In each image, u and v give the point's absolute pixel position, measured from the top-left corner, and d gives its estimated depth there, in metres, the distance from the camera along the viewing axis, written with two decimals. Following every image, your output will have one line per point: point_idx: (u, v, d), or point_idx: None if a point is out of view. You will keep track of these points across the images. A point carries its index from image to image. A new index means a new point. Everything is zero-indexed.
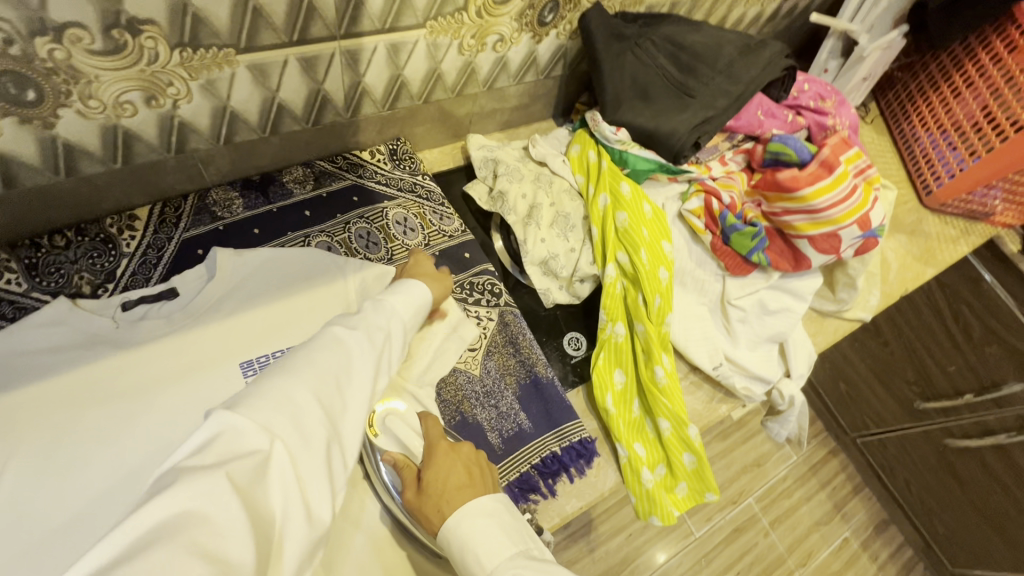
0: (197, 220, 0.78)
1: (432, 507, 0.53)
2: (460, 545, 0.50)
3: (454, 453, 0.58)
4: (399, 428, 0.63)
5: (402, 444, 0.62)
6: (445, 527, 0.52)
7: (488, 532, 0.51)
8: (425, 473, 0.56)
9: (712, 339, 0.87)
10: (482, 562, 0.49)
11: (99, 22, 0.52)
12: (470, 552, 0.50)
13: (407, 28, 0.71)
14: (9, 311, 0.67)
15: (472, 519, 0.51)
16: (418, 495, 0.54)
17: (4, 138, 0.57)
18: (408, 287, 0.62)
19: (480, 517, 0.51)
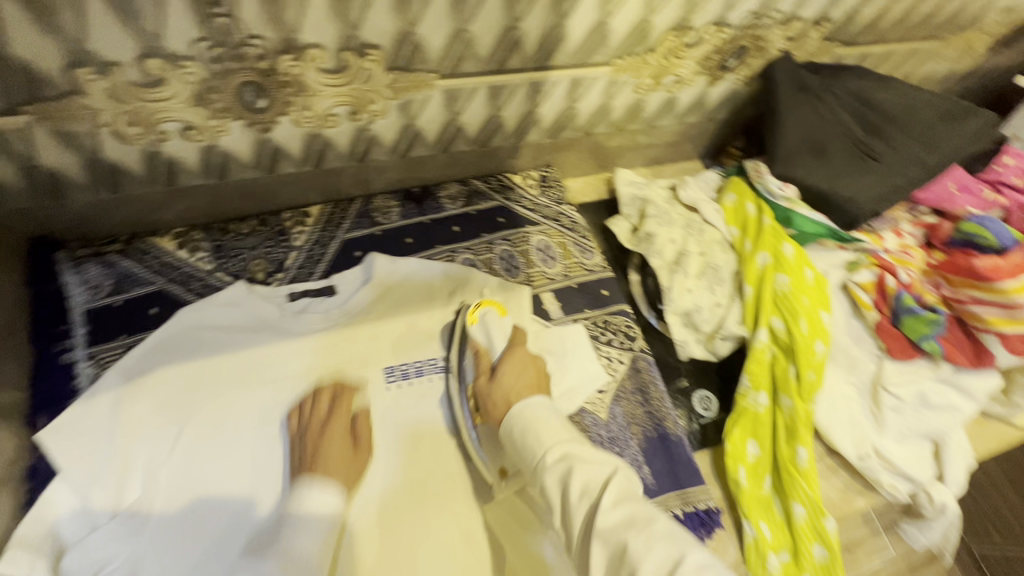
0: (358, 223, 0.82)
1: (498, 397, 0.62)
2: (522, 427, 0.56)
3: (529, 360, 0.65)
4: (492, 325, 0.70)
5: (489, 340, 0.69)
6: (509, 414, 0.58)
7: (547, 420, 0.56)
8: (501, 370, 0.64)
9: (859, 425, 0.79)
10: (540, 439, 0.54)
11: (336, 44, 0.55)
12: (530, 432, 0.55)
13: (595, 64, 0.70)
14: (197, 288, 0.74)
15: (534, 408, 0.57)
16: (489, 383, 0.64)
17: (231, 137, 0.63)
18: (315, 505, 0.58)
19: (538, 406, 0.58)
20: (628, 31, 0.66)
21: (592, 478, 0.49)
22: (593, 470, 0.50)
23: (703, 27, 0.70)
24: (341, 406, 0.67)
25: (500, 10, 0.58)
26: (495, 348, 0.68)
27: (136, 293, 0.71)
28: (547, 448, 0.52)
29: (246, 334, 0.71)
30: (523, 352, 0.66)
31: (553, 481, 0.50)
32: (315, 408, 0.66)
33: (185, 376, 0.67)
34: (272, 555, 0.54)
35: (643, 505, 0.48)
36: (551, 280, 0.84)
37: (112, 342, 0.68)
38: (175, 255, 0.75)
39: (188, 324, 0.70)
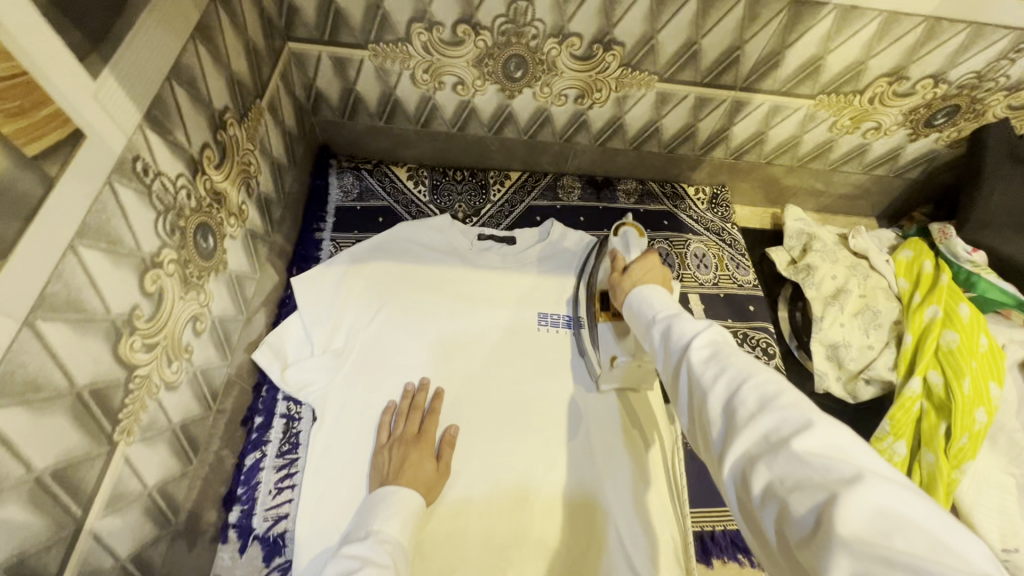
0: (544, 195, 0.96)
1: (622, 286, 0.69)
2: (636, 301, 0.59)
3: (660, 265, 0.69)
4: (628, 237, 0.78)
5: (626, 249, 0.76)
6: (632, 292, 0.61)
7: (664, 296, 0.58)
8: (630, 266, 0.69)
9: (1011, 519, 0.72)
10: (652, 308, 0.56)
11: (592, 36, 0.70)
12: (643, 303, 0.58)
13: (799, 95, 0.77)
14: (414, 212, 0.92)
15: (653, 291, 0.59)
16: (620, 277, 0.70)
17: (483, 97, 0.80)
18: (402, 500, 0.60)
19: (659, 289, 0.59)
20: (842, 68, 0.72)
21: (688, 328, 0.49)
22: (693, 323, 0.49)
23: (919, 79, 0.73)
24: (426, 438, 0.69)
25: (731, 31, 0.68)
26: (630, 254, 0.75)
27: (372, 203, 0.92)
28: (660, 313, 0.54)
29: (442, 254, 0.88)
30: (656, 258, 0.70)
31: (660, 334, 0.51)
32: (406, 424, 0.70)
33: (390, 271, 0.85)
34: (371, 535, 0.56)
35: (733, 348, 0.45)
36: (700, 284, 0.90)
37: (348, 232, 0.89)
38: (405, 184, 0.95)
39: (402, 235, 0.89)
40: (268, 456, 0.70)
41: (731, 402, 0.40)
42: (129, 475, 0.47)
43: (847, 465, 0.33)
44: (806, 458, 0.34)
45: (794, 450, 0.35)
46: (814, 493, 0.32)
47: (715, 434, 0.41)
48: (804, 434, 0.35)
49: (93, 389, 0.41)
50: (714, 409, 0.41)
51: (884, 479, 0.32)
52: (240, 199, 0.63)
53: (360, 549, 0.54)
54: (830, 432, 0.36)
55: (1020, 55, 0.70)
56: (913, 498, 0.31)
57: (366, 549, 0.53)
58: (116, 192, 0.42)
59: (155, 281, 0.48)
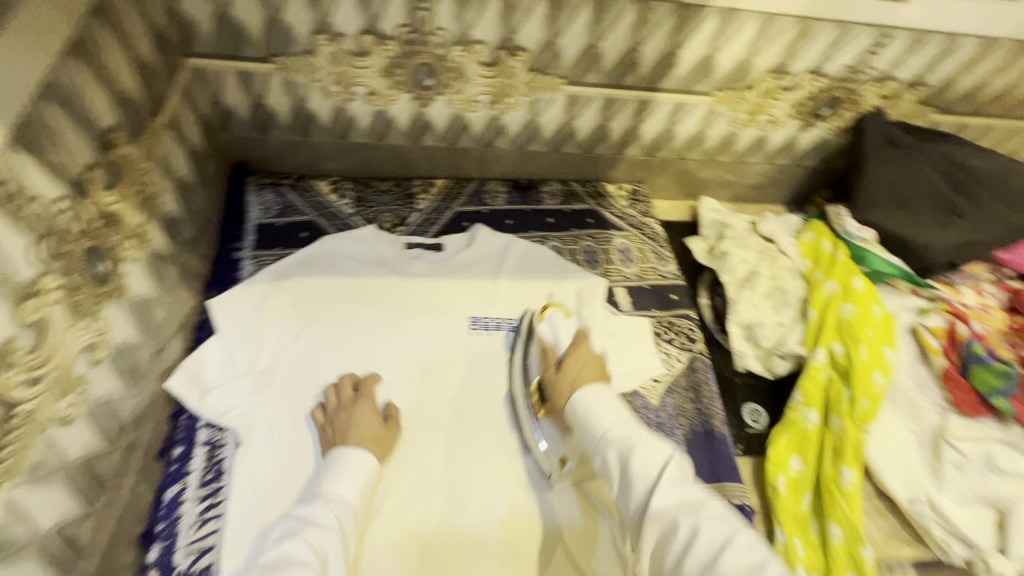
0: (470, 201, 0.97)
1: (564, 385, 0.71)
2: (586, 412, 0.65)
3: (593, 355, 0.74)
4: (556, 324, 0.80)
5: (556, 338, 0.79)
6: (574, 400, 0.68)
7: (608, 405, 0.65)
8: (567, 360, 0.74)
9: (913, 471, 0.79)
10: (600, 424, 0.63)
11: (496, 43, 0.72)
12: (591, 414, 0.64)
13: (698, 93, 0.82)
14: (338, 225, 0.91)
15: (596, 393, 0.67)
16: (557, 373, 0.73)
17: (398, 106, 0.81)
18: (354, 464, 0.65)
19: (601, 393, 0.67)
20: (731, 66, 0.78)
21: (649, 459, 0.57)
22: (653, 457, 0.57)
23: (801, 74, 0.80)
24: (366, 396, 0.72)
25: (627, 34, 0.72)
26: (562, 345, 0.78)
27: (294, 219, 0.90)
28: (608, 428, 0.62)
29: (367, 265, 0.87)
30: (586, 348, 0.75)
31: (615, 459, 0.59)
32: (339, 398, 0.72)
33: (317, 285, 0.83)
34: (321, 496, 0.62)
35: (692, 489, 0.55)
36: (626, 278, 0.93)
37: (270, 250, 0.86)
38: (328, 197, 0.93)
39: (327, 249, 0.87)
40: (189, 487, 0.66)
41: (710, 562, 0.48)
42: (17, 518, 0.44)
43: (759, 554, 0.49)
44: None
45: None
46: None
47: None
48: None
49: None
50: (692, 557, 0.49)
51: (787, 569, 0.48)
52: (139, 220, 0.61)
53: (309, 510, 0.60)
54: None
55: (882, 48, 0.77)
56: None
57: (315, 511, 0.60)
58: None
59: (37, 311, 0.45)
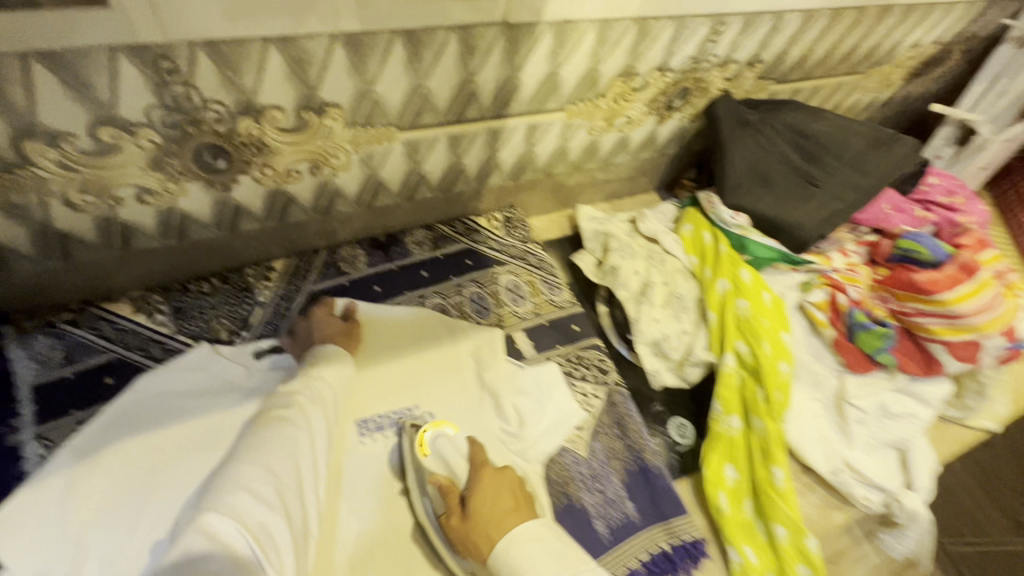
0: (324, 274, 0.81)
1: (480, 535, 0.56)
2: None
3: (501, 483, 0.61)
4: (446, 450, 0.64)
5: (448, 467, 0.64)
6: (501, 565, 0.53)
7: (543, 565, 0.52)
8: (473, 501, 0.58)
9: (829, 440, 0.82)
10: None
11: (295, 105, 0.56)
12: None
13: (549, 110, 0.73)
14: (157, 352, 0.71)
15: (520, 545, 0.53)
16: (463, 521, 0.58)
17: (189, 199, 0.62)
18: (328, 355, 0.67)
19: (532, 544, 0.54)
20: (578, 79, 0.69)
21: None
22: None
23: (649, 73, 0.74)
24: (322, 305, 0.76)
25: (455, 66, 0.60)
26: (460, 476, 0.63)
27: (88, 363, 0.68)
28: None
29: (210, 398, 0.68)
30: (490, 474, 0.62)
31: None
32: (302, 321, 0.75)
33: (143, 448, 0.63)
34: (304, 374, 0.64)
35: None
36: (522, 318, 0.85)
37: (63, 417, 0.64)
38: (132, 321, 0.72)
39: (149, 394, 0.67)
40: None
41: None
42: None
43: None
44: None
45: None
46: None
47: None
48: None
49: None
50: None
51: None
52: None
53: (295, 383, 0.63)
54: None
55: (720, 35, 0.73)
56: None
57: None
58: None
59: None
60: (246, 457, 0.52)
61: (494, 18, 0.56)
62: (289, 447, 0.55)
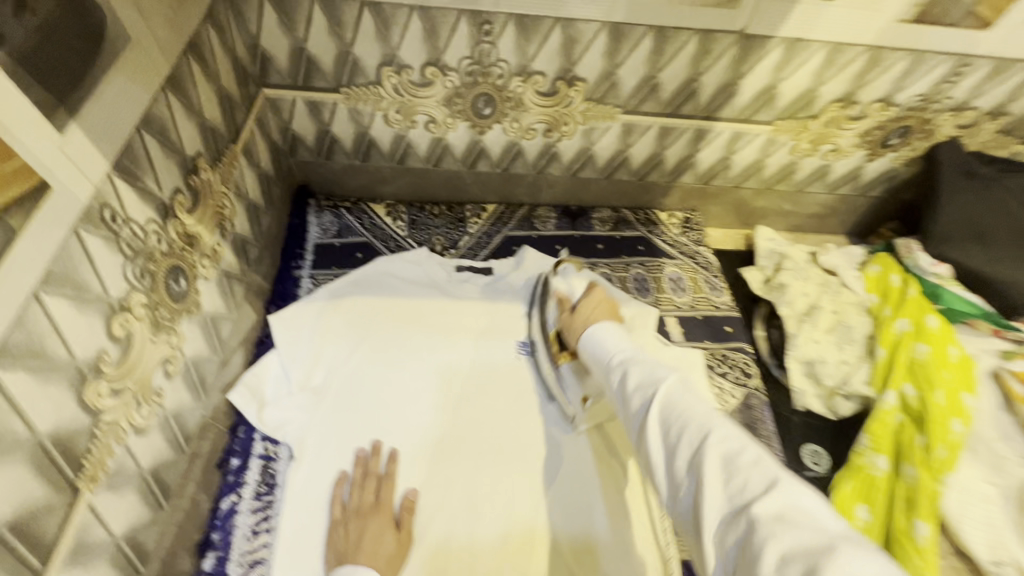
0: (520, 226, 0.97)
1: (575, 325, 0.72)
2: (595, 339, 0.64)
3: (605, 299, 0.75)
4: (570, 275, 0.83)
5: (569, 289, 0.81)
6: (589, 335, 0.66)
7: (616, 334, 0.64)
8: (579, 303, 0.75)
9: (997, 529, 0.72)
10: (608, 346, 0.62)
11: (555, 74, 0.73)
12: (599, 339, 0.63)
13: (759, 122, 0.80)
14: (392, 246, 0.93)
15: (602, 330, 0.65)
16: (569, 317, 0.74)
17: (455, 134, 0.83)
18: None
19: (610, 324, 0.66)
20: (795, 95, 0.76)
21: (646, 378, 0.53)
22: (644, 375, 0.53)
23: (870, 103, 0.77)
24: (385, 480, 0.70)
25: (687, 64, 0.71)
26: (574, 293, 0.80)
27: (351, 240, 0.92)
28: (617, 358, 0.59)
29: (419, 287, 0.89)
30: (597, 292, 0.75)
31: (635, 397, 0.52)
32: (362, 483, 0.70)
33: (366, 307, 0.85)
34: None
35: (688, 398, 0.49)
36: (677, 307, 0.91)
37: (328, 269, 0.89)
38: (382, 219, 0.95)
39: (381, 270, 0.89)
40: (242, 499, 0.69)
41: (696, 459, 0.44)
42: (94, 524, 0.46)
43: (765, 474, 0.40)
44: (768, 514, 0.38)
45: (753, 503, 0.39)
46: (765, 540, 0.36)
47: (660, 467, 0.47)
48: (763, 495, 0.39)
49: (57, 435, 0.41)
50: (684, 478, 0.44)
51: (796, 483, 0.40)
52: (214, 241, 0.64)
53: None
54: (777, 476, 0.40)
55: (961, 77, 0.73)
56: (880, 555, 0.33)
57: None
58: (83, 239, 0.43)
59: (123, 326, 0.48)
60: None
61: (733, 27, 0.67)
62: None
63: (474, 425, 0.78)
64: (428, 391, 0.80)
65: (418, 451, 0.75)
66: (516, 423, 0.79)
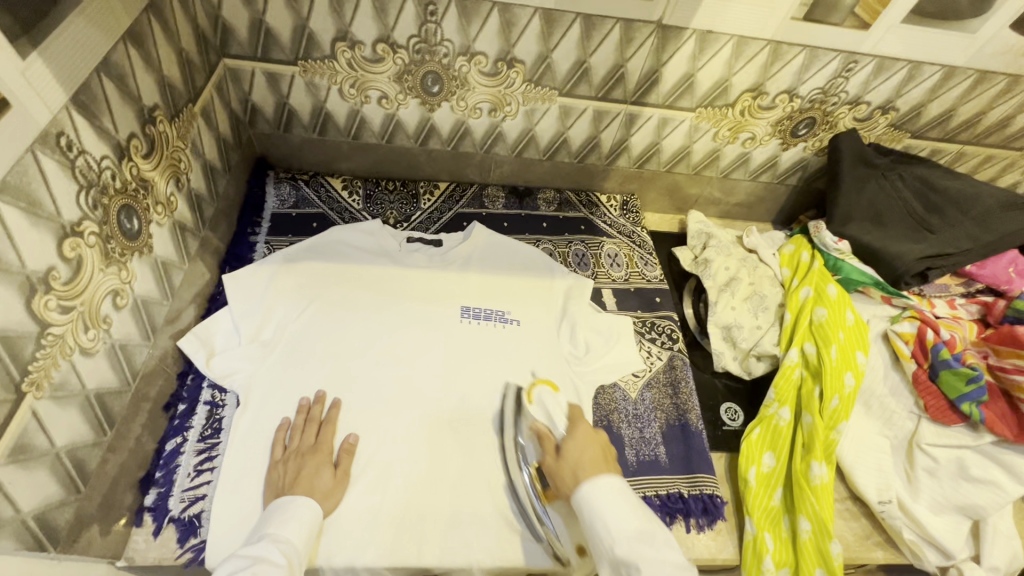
0: (470, 203, 1.04)
1: (566, 471, 0.69)
2: (592, 507, 0.63)
3: (592, 437, 0.72)
4: (547, 403, 0.81)
5: (548, 419, 0.79)
6: (581, 492, 0.64)
7: (618, 507, 0.62)
8: (566, 446, 0.71)
9: (886, 474, 0.80)
10: (610, 528, 0.61)
11: (496, 55, 0.80)
12: (600, 518, 0.61)
13: (682, 108, 0.89)
14: (347, 218, 0.98)
15: (604, 491, 0.63)
16: (556, 461, 0.71)
17: (407, 111, 0.89)
18: (298, 507, 0.65)
19: (611, 490, 0.63)
20: (711, 84, 0.85)
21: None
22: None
23: (777, 94, 0.87)
24: (327, 423, 0.74)
25: (613, 51, 0.80)
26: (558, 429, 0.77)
27: (307, 211, 0.97)
28: (618, 539, 0.59)
29: (371, 255, 0.93)
30: (584, 430, 0.73)
31: None
32: (305, 426, 0.74)
33: (321, 271, 0.90)
34: (267, 536, 0.62)
35: None
36: (613, 280, 0.99)
37: (283, 236, 0.93)
38: (339, 193, 1.01)
39: (335, 238, 0.94)
40: (187, 441, 0.72)
41: None
42: (37, 429, 0.49)
43: None
44: None
45: None
46: None
47: None
48: None
49: (5, 332, 0.45)
50: None
51: None
52: (168, 191, 0.68)
53: (268, 536, 0.62)
54: None
55: (851, 73, 0.83)
56: None
57: (259, 549, 0.60)
58: (40, 159, 0.47)
59: (74, 249, 0.52)
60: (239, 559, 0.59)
61: (651, 17, 0.75)
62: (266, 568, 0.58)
63: (425, 396, 0.81)
64: (373, 349, 0.84)
65: (359, 401, 0.79)
66: (464, 389, 0.82)
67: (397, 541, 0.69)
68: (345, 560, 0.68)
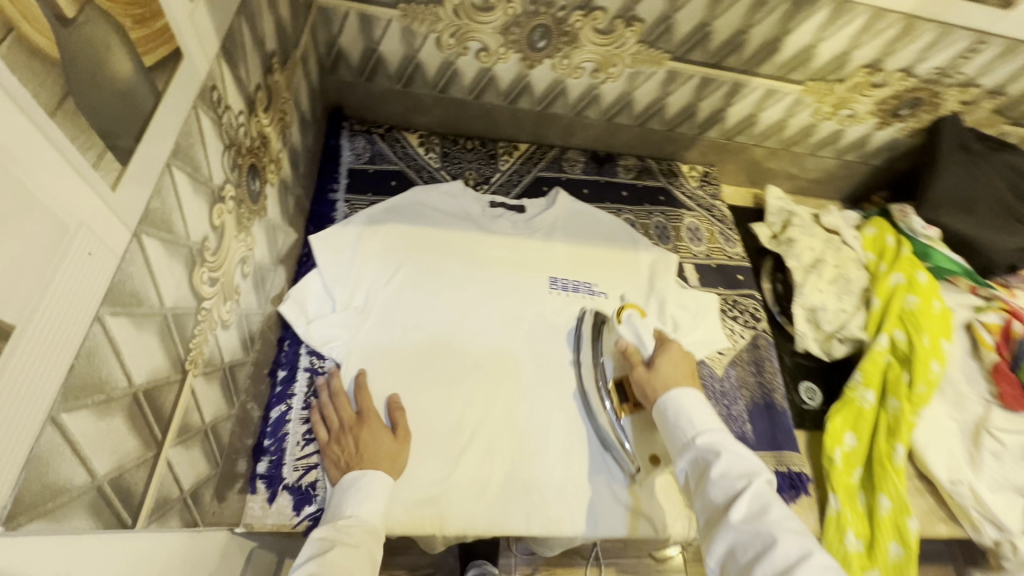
0: (548, 167, 0.99)
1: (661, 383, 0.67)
2: (674, 409, 0.63)
3: (683, 355, 0.70)
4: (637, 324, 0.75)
5: (638, 339, 0.74)
6: (671, 396, 0.64)
7: (700, 408, 0.62)
8: (658, 361, 0.69)
9: (955, 456, 0.84)
10: (694, 425, 0.61)
11: (616, 12, 0.74)
12: (684, 414, 0.62)
13: (791, 81, 0.86)
14: (426, 177, 0.92)
15: (690, 396, 0.63)
16: (647, 374, 0.69)
17: (505, 66, 0.83)
18: (371, 483, 0.62)
19: (696, 399, 0.63)
20: (831, 56, 0.81)
21: (733, 466, 0.55)
22: (740, 469, 0.54)
23: (892, 72, 0.84)
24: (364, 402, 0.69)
25: (740, 16, 0.75)
26: (646, 348, 0.72)
27: (383, 168, 0.91)
28: (700, 431, 0.60)
29: (455, 220, 0.89)
30: (677, 348, 0.71)
31: (721, 495, 0.54)
32: (339, 416, 0.68)
33: (405, 232, 0.84)
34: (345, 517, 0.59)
35: (779, 504, 0.52)
36: (694, 255, 0.97)
37: (362, 196, 0.87)
38: (414, 149, 0.93)
39: (420, 201, 0.89)
40: (293, 408, 0.71)
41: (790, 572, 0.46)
42: (194, 405, 0.47)
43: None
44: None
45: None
46: None
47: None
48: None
49: (177, 310, 0.42)
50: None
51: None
52: (278, 147, 0.63)
53: (343, 525, 0.58)
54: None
55: (975, 55, 0.80)
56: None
57: (337, 531, 0.57)
58: (200, 118, 0.42)
59: (220, 216, 0.48)
60: (322, 539, 0.56)
61: None
62: (350, 551, 0.55)
63: (515, 369, 0.80)
64: (465, 318, 0.82)
65: (455, 369, 0.77)
66: (556, 361, 0.82)
67: (504, 509, 0.70)
68: (458, 528, 0.68)
